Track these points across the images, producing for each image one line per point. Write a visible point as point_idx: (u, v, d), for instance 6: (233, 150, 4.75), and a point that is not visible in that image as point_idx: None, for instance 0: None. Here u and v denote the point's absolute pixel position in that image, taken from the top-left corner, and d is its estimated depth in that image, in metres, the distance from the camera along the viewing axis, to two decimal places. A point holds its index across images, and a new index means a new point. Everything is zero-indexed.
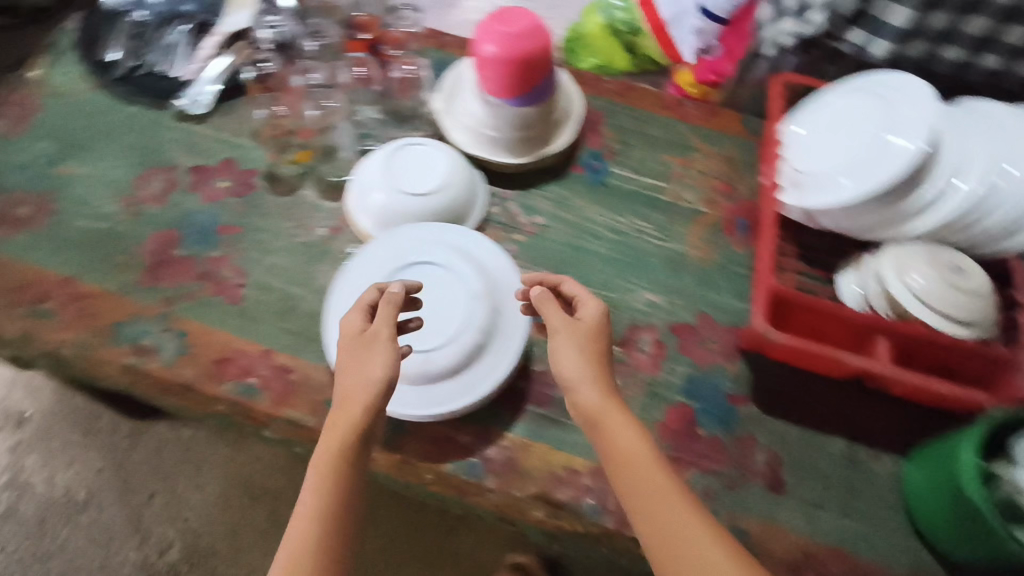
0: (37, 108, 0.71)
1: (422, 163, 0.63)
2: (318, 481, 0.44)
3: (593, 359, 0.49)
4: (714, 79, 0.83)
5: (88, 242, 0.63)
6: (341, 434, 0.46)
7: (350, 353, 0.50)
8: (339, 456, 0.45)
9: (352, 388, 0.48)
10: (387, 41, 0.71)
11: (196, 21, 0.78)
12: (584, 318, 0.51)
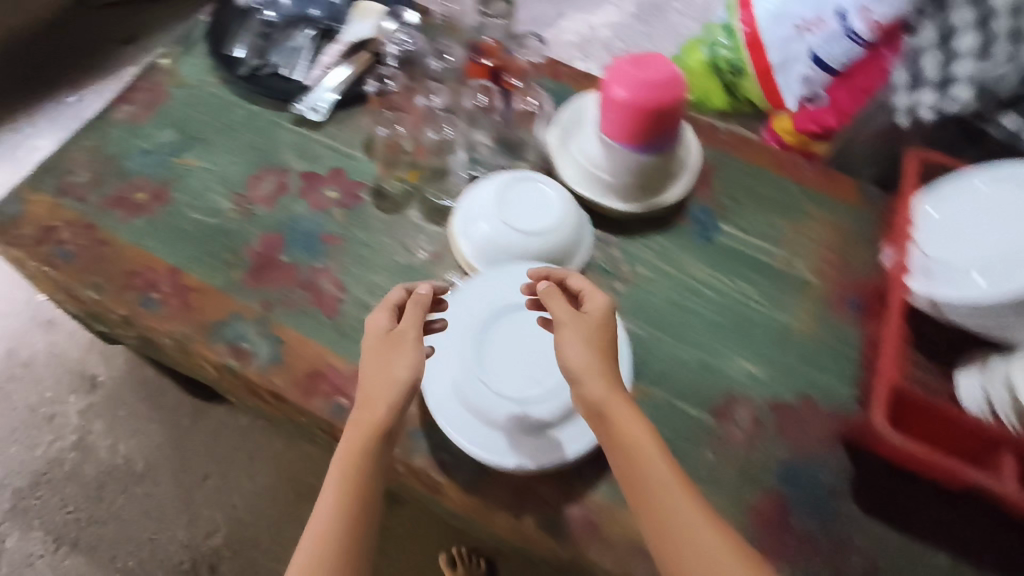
0: (164, 95, 0.73)
1: (536, 203, 0.62)
2: (342, 480, 0.46)
3: (600, 353, 0.49)
4: (815, 130, 0.94)
5: (199, 236, 0.64)
6: (363, 432, 0.48)
7: (373, 350, 0.51)
8: (362, 457, 0.47)
9: (375, 387, 0.49)
10: (511, 70, 0.67)
11: (320, 27, 0.79)
12: (591, 313, 0.51)
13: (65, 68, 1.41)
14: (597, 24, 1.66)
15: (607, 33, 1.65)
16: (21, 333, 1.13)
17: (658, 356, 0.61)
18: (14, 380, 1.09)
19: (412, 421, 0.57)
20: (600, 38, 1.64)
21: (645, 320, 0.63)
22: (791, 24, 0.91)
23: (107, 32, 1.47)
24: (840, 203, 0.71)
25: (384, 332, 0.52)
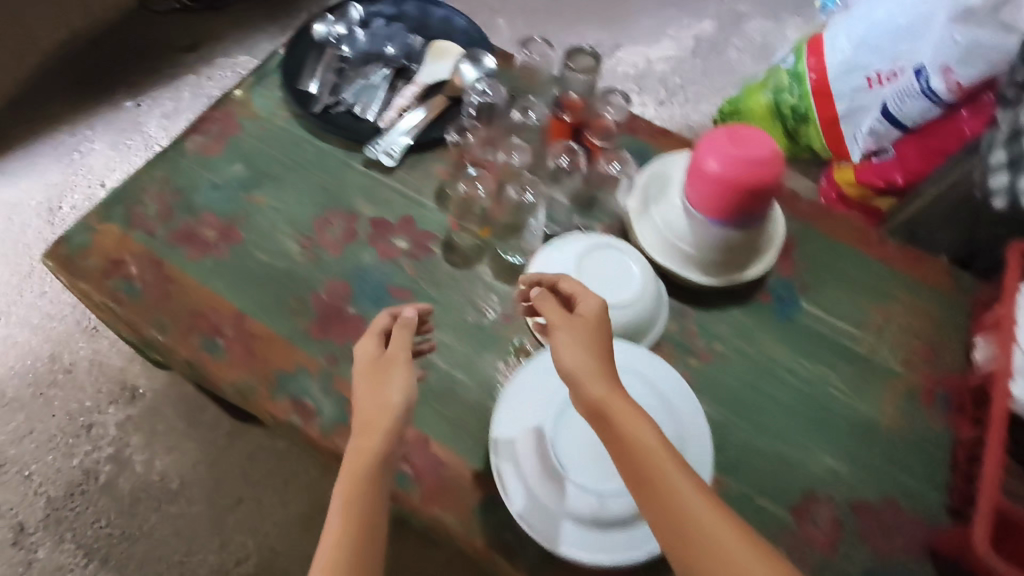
0: (235, 127, 0.71)
1: (617, 273, 0.60)
2: (342, 517, 0.41)
3: (597, 352, 0.46)
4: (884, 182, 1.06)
5: (266, 280, 0.62)
6: (360, 462, 0.43)
7: (363, 374, 0.49)
8: (365, 492, 0.42)
9: (370, 413, 0.46)
10: (591, 127, 0.68)
11: (396, 66, 0.77)
12: (585, 314, 0.48)
13: (126, 72, 1.42)
14: (654, 59, 1.65)
15: (662, 68, 1.64)
16: (65, 339, 1.12)
17: (734, 443, 0.59)
18: (56, 387, 1.08)
19: (474, 496, 0.55)
20: (654, 74, 1.63)
21: (720, 403, 0.61)
22: (863, 75, 1.01)
23: (169, 39, 1.48)
24: (928, 287, 0.68)
25: (375, 357, 0.50)
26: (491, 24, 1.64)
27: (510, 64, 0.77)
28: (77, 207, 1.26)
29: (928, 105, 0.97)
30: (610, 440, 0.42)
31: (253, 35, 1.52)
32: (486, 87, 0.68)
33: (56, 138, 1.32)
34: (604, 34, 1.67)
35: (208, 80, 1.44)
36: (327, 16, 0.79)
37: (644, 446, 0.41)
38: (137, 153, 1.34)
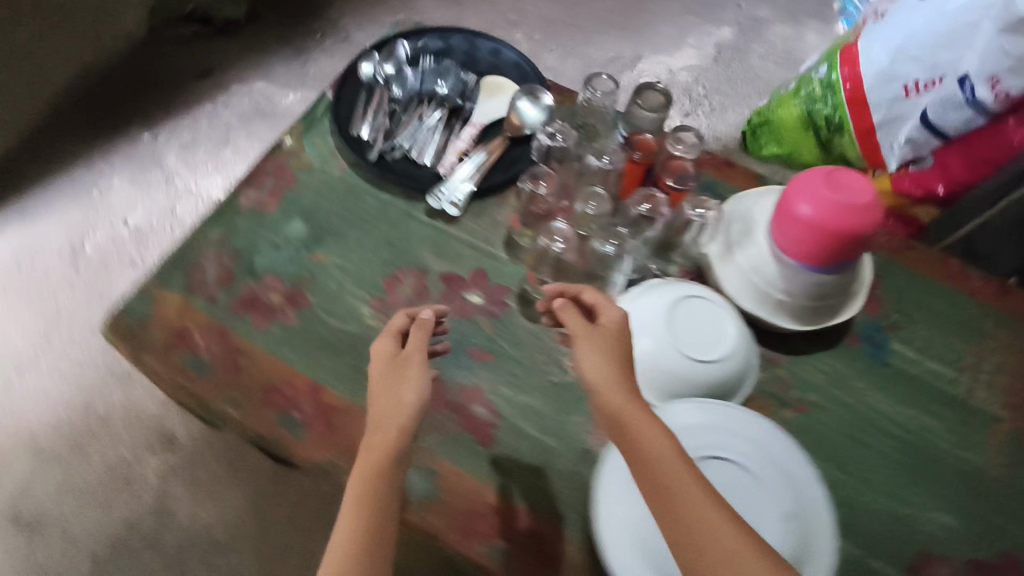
0: (291, 180, 0.69)
1: (710, 327, 0.58)
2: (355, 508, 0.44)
3: (616, 363, 0.50)
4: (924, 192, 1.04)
5: (340, 347, 0.60)
6: (377, 457, 0.47)
7: (380, 375, 0.52)
8: (375, 486, 0.45)
9: (384, 412, 0.49)
10: (669, 170, 0.65)
11: (448, 105, 0.74)
12: (607, 325, 0.52)
13: (141, 104, 1.39)
14: (676, 68, 1.63)
15: (685, 78, 1.61)
16: (98, 387, 1.09)
17: (842, 501, 0.58)
18: (92, 438, 1.05)
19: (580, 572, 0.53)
20: (677, 84, 1.60)
21: (823, 457, 0.59)
22: (901, 84, 0.99)
23: (183, 67, 1.45)
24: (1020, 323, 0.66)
25: (391, 358, 0.53)
26: (509, 39, 1.62)
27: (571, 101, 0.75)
28: (98, 246, 1.22)
29: (971, 116, 0.93)
30: (625, 445, 0.46)
31: (268, 59, 1.49)
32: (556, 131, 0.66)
33: (74, 176, 1.28)
34: (624, 45, 1.64)
35: (225, 108, 1.41)
36: (373, 55, 0.76)
37: (653, 449, 0.44)
38: (158, 188, 1.30)
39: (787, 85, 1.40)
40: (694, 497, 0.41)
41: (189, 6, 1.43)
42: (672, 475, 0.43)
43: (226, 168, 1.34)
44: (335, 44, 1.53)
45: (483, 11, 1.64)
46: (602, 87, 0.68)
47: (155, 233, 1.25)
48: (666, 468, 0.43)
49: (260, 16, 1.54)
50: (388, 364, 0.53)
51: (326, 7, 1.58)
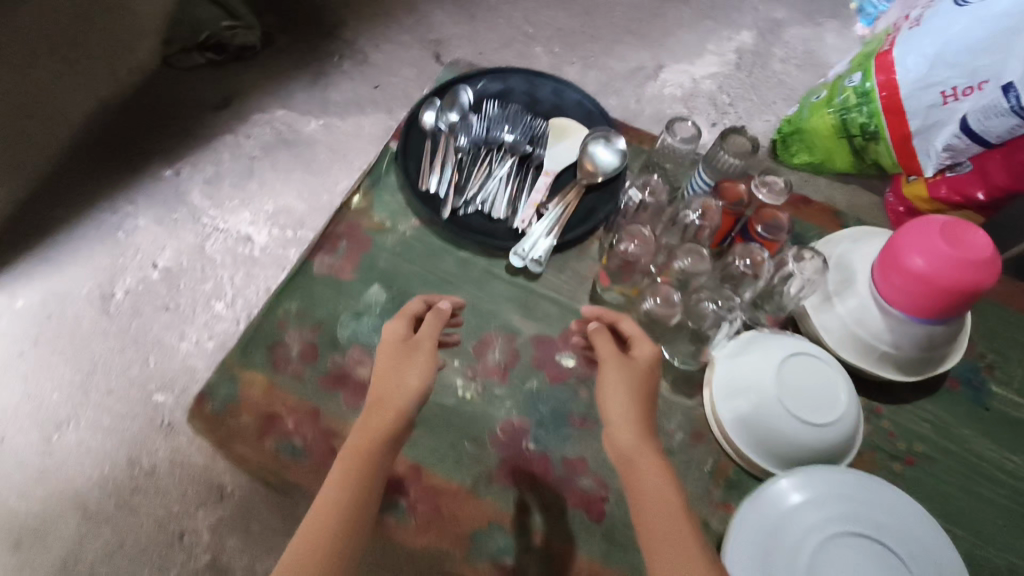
0: (367, 242, 0.69)
1: (820, 387, 0.58)
2: (351, 470, 0.53)
3: (630, 386, 0.59)
4: None
5: (435, 424, 0.64)
6: (374, 432, 0.55)
7: (389, 358, 0.59)
8: (361, 457, 0.54)
9: (389, 390, 0.58)
10: (761, 219, 0.64)
11: (518, 153, 0.72)
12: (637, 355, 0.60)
13: (161, 139, 1.35)
14: (699, 76, 1.60)
15: (709, 86, 1.59)
16: (141, 440, 1.06)
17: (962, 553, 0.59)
18: (139, 492, 1.02)
19: None
20: (702, 93, 1.58)
21: (937, 508, 0.61)
22: None
23: (200, 97, 1.41)
24: None
25: (401, 339, 0.60)
26: (529, 53, 1.58)
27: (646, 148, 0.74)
28: (129, 289, 1.19)
29: None
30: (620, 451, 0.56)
31: (286, 85, 1.45)
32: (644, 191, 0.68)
33: (99, 218, 1.25)
34: (646, 54, 1.62)
35: (247, 138, 1.37)
36: (435, 101, 0.73)
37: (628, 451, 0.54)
38: (185, 226, 1.26)
39: (820, 93, 1.42)
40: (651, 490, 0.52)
41: (205, 34, 1.43)
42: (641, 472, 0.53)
43: (252, 202, 1.31)
44: (353, 67, 1.50)
45: (499, 25, 1.61)
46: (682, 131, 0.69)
47: (185, 274, 1.21)
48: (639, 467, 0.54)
49: (274, 40, 1.50)
50: (397, 347, 0.60)
51: (341, 28, 1.54)
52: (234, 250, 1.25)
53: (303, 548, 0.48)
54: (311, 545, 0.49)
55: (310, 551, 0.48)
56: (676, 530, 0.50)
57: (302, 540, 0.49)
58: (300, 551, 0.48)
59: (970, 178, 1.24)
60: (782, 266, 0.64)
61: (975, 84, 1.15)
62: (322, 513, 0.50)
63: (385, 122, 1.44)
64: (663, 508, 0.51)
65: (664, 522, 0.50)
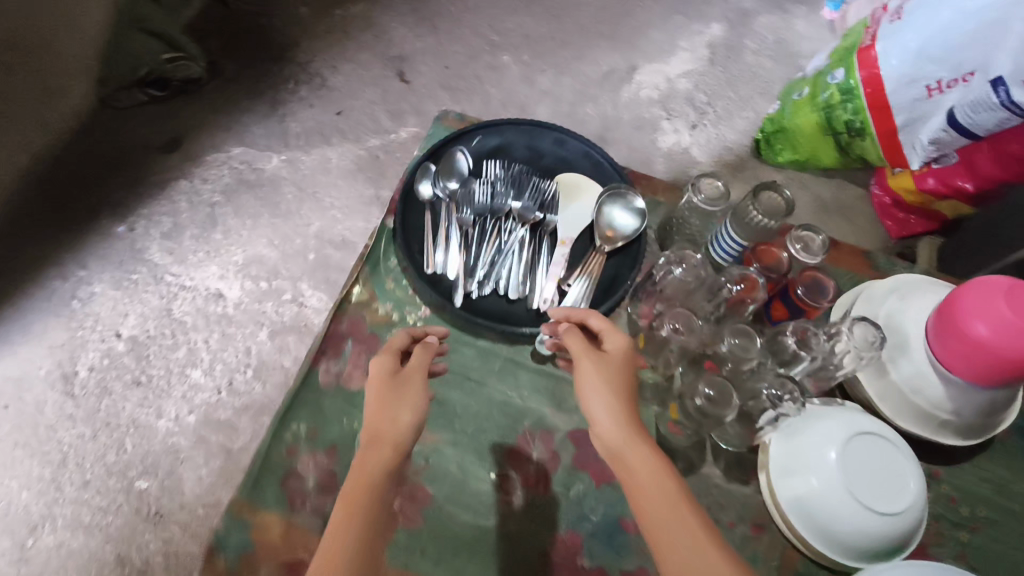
0: (376, 341, 0.70)
1: (887, 463, 0.53)
2: (355, 504, 0.51)
3: (620, 401, 0.54)
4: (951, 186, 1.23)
5: (467, 549, 0.62)
6: (373, 463, 0.54)
7: (381, 393, 0.59)
8: (367, 486, 0.52)
9: (381, 426, 0.57)
10: (778, 270, 0.62)
11: (527, 222, 0.66)
12: (611, 351, 0.57)
13: (109, 190, 1.23)
14: (674, 75, 1.55)
15: (685, 86, 1.54)
16: (126, 534, 0.98)
17: None
18: None
19: None
20: (678, 94, 1.53)
21: None
22: (924, 85, 1.16)
23: (146, 138, 1.29)
24: None
25: (391, 378, 0.60)
26: (498, 64, 1.50)
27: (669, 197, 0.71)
28: (92, 366, 1.09)
29: (1004, 116, 1.09)
30: (623, 476, 0.51)
31: (240, 119, 1.34)
32: (679, 261, 0.58)
33: (48, 287, 1.14)
34: (617, 55, 1.56)
35: (204, 182, 1.27)
36: (430, 168, 0.66)
37: (635, 468, 0.50)
38: (147, 288, 1.16)
39: (802, 89, 1.39)
40: (655, 512, 0.48)
41: (143, 70, 1.29)
42: (659, 497, 0.49)
43: (219, 253, 1.21)
44: (311, 93, 1.39)
45: (462, 35, 1.52)
46: (710, 190, 0.64)
47: (154, 342, 1.12)
48: (644, 484, 0.49)
49: (221, 68, 1.38)
50: (388, 386, 0.59)
51: (293, 50, 1.43)
52: (205, 309, 1.16)
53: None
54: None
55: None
56: (674, 515, 0.48)
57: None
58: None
59: (957, 169, 1.22)
60: (835, 335, 0.55)
61: (961, 77, 1.12)
62: (327, 553, 0.47)
63: (353, 151, 1.34)
64: (676, 517, 0.47)
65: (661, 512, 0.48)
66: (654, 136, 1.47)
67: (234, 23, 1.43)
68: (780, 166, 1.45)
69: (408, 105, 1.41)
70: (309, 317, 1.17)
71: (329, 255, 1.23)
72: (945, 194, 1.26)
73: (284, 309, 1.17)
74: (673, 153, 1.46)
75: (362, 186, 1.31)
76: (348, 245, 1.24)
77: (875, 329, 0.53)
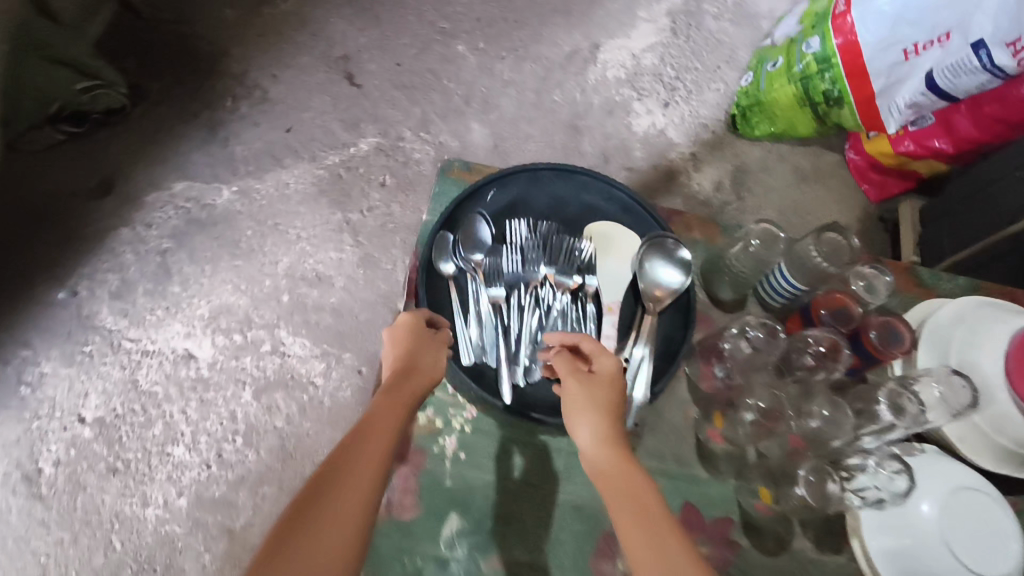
0: (421, 459, 0.55)
1: (987, 521, 0.51)
2: (376, 436, 0.45)
3: (606, 413, 0.49)
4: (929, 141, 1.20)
5: None
6: (403, 397, 0.48)
7: (407, 342, 0.52)
8: (394, 416, 0.47)
9: (413, 364, 0.51)
10: (847, 315, 0.56)
11: (568, 287, 0.60)
12: (601, 371, 0.51)
13: (38, 253, 1.09)
14: (640, 50, 1.45)
15: (651, 61, 1.45)
16: None
17: None
18: None
19: None
20: (646, 70, 1.44)
21: None
22: (900, 49, 1.11)
23: (71, 184, 1.13)
24: None
25: (423, 336, 0.53)
26: (452, 55, 1.36)
27: (716, 231, 0.65)
28: (58, 460, 0.98)
29: (985, 79, 1.07)
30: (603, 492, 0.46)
31: (177, 149, 1.19)
32: (756, 326, 0.54)
33: None
34: (577, 33, 1.43)
35: (148, 229, 1.13)
36: (449, 240, 0.58)
37: (610, 477, 0.46)
38: (104, 359, 1.04)
39: (776, 59, 1.33)
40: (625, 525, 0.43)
41: (56, 104, 1.10)
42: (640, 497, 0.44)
43: (181, 309, 1.08)
44: (253, 109, 1.23)
45: (408, 24, 1.36)
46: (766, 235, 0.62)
47: (124, 421, 1.01)
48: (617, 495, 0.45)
49: (146, 91, 1.21)
50: (418, 338, 0.53)
51: (224, 59, 1.26)
52: (175, 375, 1.04)
53: (313, 506, 0.41)
54: (332, 504, 0.41)
55: (335, 517, 0.40)
56: (656, 518, 0.43)
57: (311, 489, 0.41)
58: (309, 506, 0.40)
59: (935, 129, 1.19)
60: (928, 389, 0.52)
61: (938, 38, 1.07)
62: (344, 465, 0.43)
63: (311, 172, 1.21)
64: (656, 516, 0.43)
65: (639, 500, 0.44)
66: (627, 119, 1.39)
67: (149, 35, 1.25)
68: (757, 139, 1.40)
69: (363, 112, 1.27)
70: (294, 367, 1.07)
71: (303, 295, 1.12)
72: (922, 155, 1.23)
73: (265, 362, 1.07)
74: (649, 137, 1.39)
75: (328, 211, 1.19)
76: (323, 280, 1.14)
77: (971, 387, 0.50)
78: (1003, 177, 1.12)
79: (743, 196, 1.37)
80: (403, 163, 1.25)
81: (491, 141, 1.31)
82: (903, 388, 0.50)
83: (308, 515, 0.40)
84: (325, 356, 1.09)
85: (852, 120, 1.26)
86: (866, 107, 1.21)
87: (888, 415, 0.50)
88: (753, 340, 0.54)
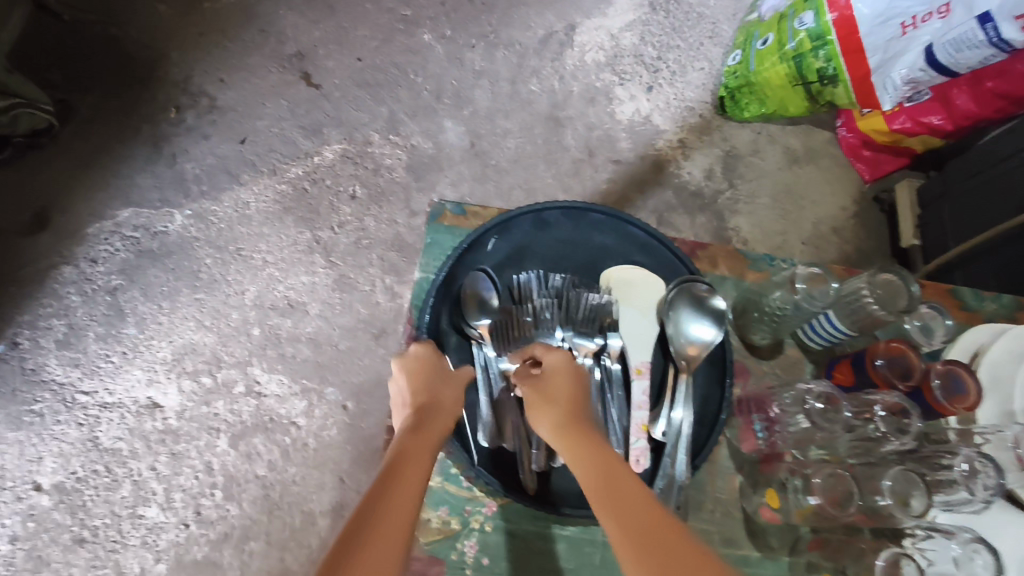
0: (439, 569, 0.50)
1: None
2: (415, 464, 0.41)
3: (561, 403, 0.45)
4: (926, 117, 1.13)
5: None
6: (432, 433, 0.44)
7: (422, 376, 0.48)
8: (428, 446, 0.43)
9: (434, 398, 0.47)
10: (909, 363, 0.53)
11: (587, 351, 0.53)
12: (550, 367, 0.48)
13: None
14: (618, 29, 1.34)
15: (631, 41, 1.34)
16: None
17: None
18: None
19: None
20: (626, 51, 1.33)
21: None
22: (897, 23, 1.01)
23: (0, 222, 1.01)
24: None
25: (435, 367, 0.49)
26: (417, 45, 1.24)
27: (744, 271, 0.61)
28: (14, 536, 0.90)
29: (990, 53, 0.97)
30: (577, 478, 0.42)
31: (117, 172, 1.06)
32: (819, 396, 0.51)
33: None
34: (551, 14, 1.31)
35: (94, 264, 1.01)
36: (450, 304, 0.53)
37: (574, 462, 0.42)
38: (58, 418, 0.94)
39: (766, 36, 1.22)
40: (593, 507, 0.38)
41: None
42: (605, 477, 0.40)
43: (140, 352, 0.98)
44: (200, 119, 1.11)
45: (367, 14, 1.23)
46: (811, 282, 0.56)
47: (88, 483, 0.92)
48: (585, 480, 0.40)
49: (75, 107, 1.08)
50: (431, 371, 0.49)
51: (161, 65, 1.12)
52: (140, 429, 0.95)
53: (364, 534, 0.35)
54: (382, 532, 0.35)
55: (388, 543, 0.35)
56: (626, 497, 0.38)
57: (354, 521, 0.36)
58: (357, 533, 0.35)
59: (931, 106, 1.11)
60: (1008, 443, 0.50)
61: (936, 10, 0.97)
62: (391, 493, 0.38)
63: (272, 187, 1.10)
64: (624, 494, 0.38)
65: (602, 479, 0.40)
66: (610, 107, 1.29)
67: (72, 43, 1.10)
68: (746, 121, 1.31)
69: (324, 116, 1.16)
70: (273, 408, 0.98)
71: (275, 326, 1.02)
72: (917, 132, 1.16)
73: (239, 405, 0.98)
74: (634, 126, 1.29)
75: (294, 231, 1.08)
76: (296, 308, 1.04)
77: None
78: (1013, 155, 1.07)
79: (735, 183, 1.30)
80: (374, 170, 1.14)
81: (466, 141, 1.20)
82: (982, 456, 0.46)
83: (359, 538, 0.35)
84: (306, 393, 1.00)
85: (846, 98, 1.16)
86: (862, 83, 1.11)
87: (963, 486, 0.46)
88: (811, 410, 0.51)
